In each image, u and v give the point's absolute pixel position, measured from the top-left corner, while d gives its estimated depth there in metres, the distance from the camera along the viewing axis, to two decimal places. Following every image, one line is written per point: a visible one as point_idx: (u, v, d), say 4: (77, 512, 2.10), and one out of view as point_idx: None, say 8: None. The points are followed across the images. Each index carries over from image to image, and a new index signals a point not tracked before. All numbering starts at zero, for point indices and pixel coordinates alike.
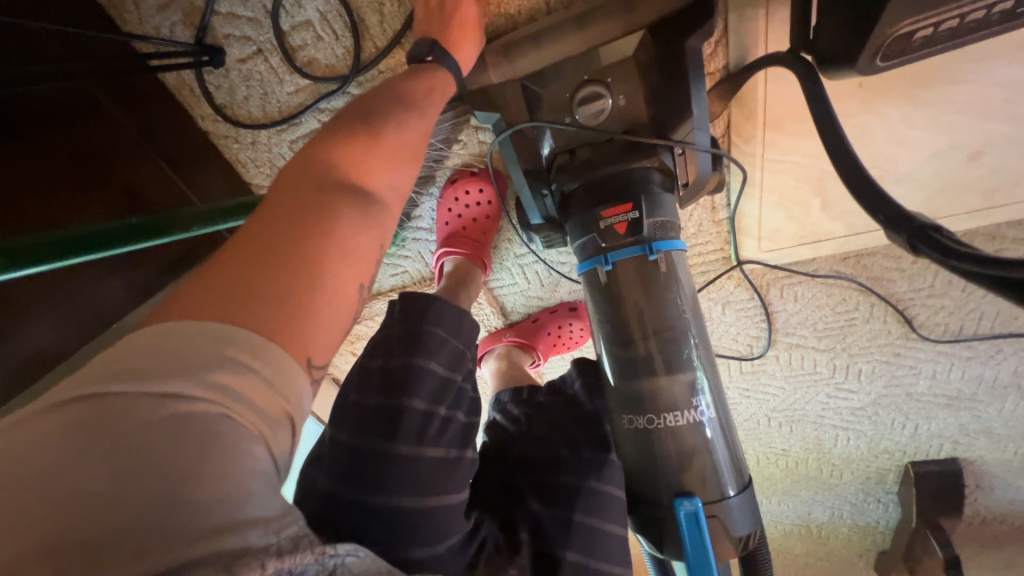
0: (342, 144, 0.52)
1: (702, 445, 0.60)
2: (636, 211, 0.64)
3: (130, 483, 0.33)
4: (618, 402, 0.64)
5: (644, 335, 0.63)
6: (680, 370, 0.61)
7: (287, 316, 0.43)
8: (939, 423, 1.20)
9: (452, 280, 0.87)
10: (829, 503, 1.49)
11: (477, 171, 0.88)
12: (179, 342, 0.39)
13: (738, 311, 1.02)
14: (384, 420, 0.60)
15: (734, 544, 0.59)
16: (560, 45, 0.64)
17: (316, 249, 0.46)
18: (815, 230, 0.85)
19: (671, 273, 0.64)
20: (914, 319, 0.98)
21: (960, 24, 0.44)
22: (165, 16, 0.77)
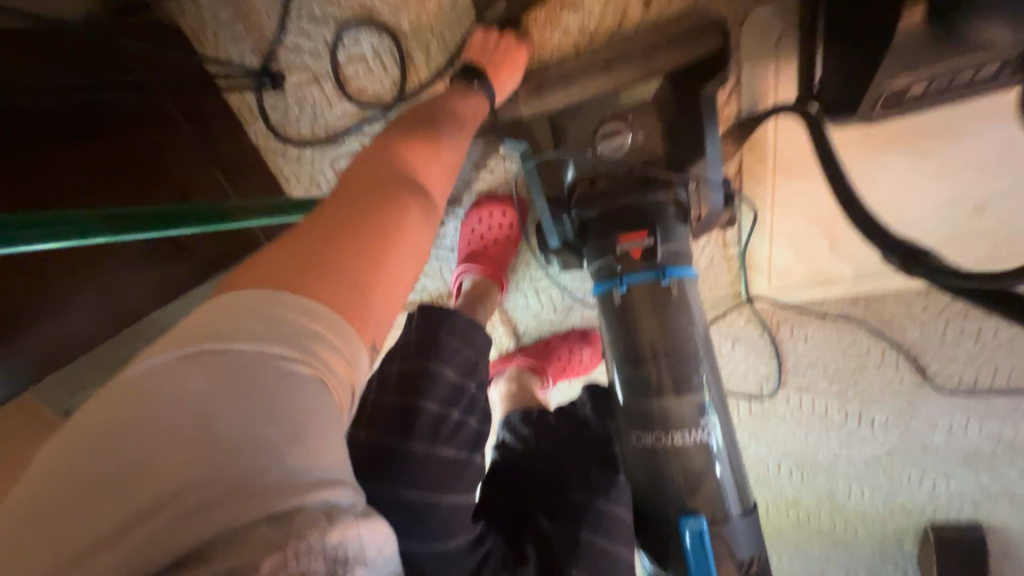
0: (409, 148, 0.57)
1: (707, 466, 0.61)
2: (651, 238, 0.68)
3: (240, 432, 0.36)
4: (626, 419, 0.66)
5: (654, 356, 0.65)
6: (689, 391, 0.63)
7: (366, 297, 0.46)
8: (959, 482, 1.16)
9: (470, 295, 0.91)
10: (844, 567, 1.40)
11: (501, 195, 0.94)
12: (262, 308, 0.41)
13: (748, 348, 1.03)
14: (399, 419, 0.63)
15: (737, 566, 0.60)
16: (586, 84, 0.71)
17: (393, 237, 0.50)
18: (824, 270, 0.87)
19: (682, 298, 0.67)
20: (926, 366, 0.98)
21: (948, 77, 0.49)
22: (239, 45, 0.88)
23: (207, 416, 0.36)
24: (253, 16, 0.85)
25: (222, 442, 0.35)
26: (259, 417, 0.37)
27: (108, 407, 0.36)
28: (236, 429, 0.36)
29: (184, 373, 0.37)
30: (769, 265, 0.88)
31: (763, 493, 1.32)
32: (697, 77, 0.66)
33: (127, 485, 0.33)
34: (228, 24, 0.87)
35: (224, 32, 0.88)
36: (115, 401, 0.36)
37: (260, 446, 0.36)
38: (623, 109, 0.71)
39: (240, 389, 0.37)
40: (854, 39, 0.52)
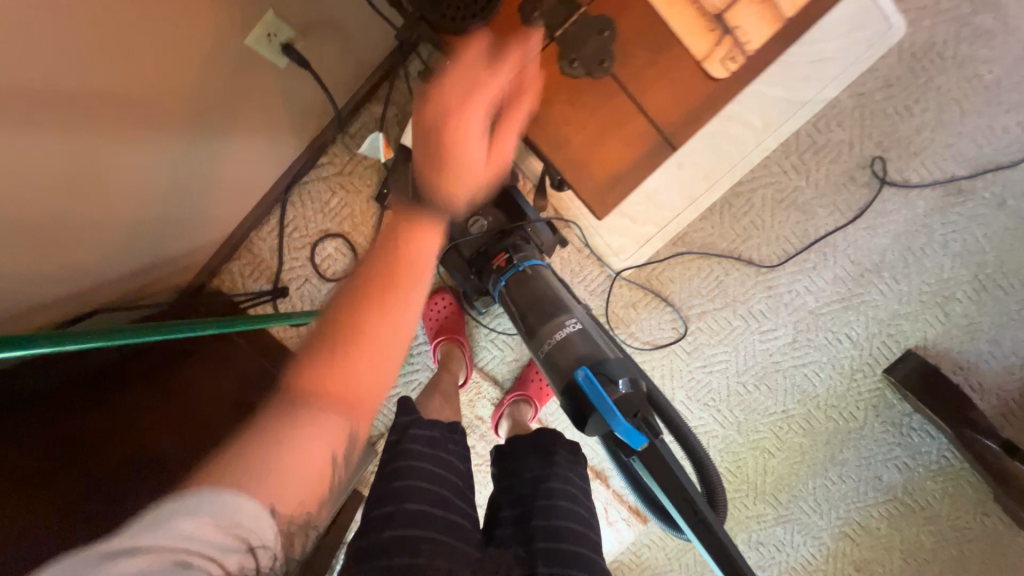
0: (322, 368, 0.58)
1: (585, 345, 0.98)
2: (508, 253, 1.18)
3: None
4: (536, 349, 1.07)
5: (531, 309, 1.09)
6: (557, 313, 1.07)
7: (284, 483, 0.55)
8: (860, 325, 1.47)
9: (445, 357, 1.35)
10: (880, 457, 1.53)
11: (440, 289, 1.43)
12: (186, 506, 0.51)
13: (645, 306, 1.45)
14: (394, 442, 0.94)
15: (621, 390, 0.90)
16: None
17: (287, 458, 0.55)
18: (641, 235, 1.36)
19: (535, 273, 1.14)
20: (751, 257, 1.44)
21: None
22: (259, 282, 1.42)
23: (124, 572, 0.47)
24: (263, 262, 1.42)
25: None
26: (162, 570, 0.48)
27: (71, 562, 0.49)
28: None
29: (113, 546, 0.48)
30: (610, 249, 1.38)
31: (759, 419, 1.53)
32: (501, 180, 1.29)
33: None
34: (249, 275, 1.43)
35: (248, 280, 1.43)
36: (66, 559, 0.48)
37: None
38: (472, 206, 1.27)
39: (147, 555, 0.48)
40: None
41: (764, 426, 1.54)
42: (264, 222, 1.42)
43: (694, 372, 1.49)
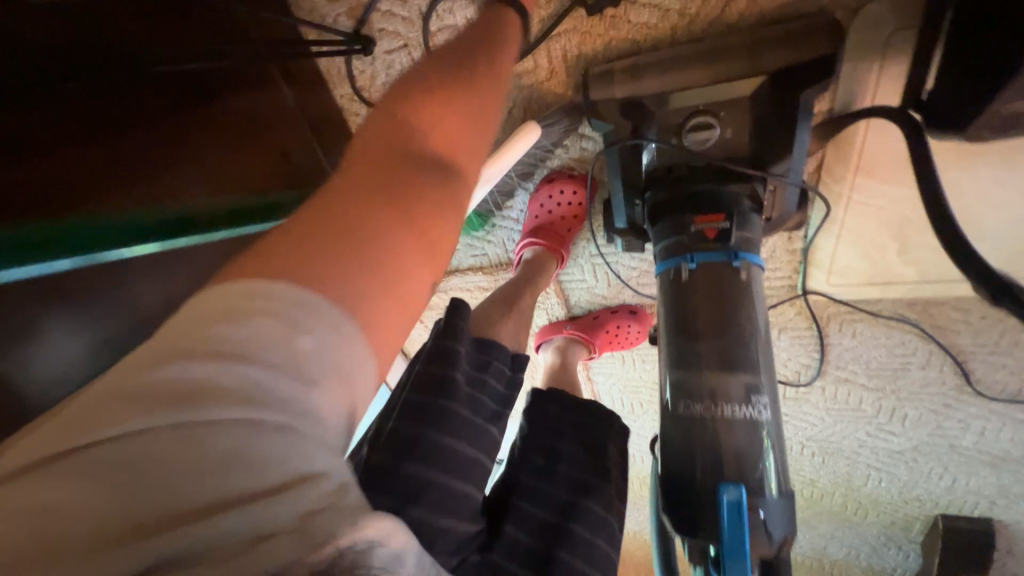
0: (414, 116, 0.52)
1: (752, 447, 0.60)
2: (727, 221, 0.68)
3: (174, 468, 0.32)
4: (674, 387, 0.66)
5: (707, 333, 0.66)
6: (741, 371, 0.63)
7: (356, 261, 0.42)
8: (979, 481, 1.20)
9: (531, 267, 0.98)
10: (847, 541, 1.51)
11: (575, 175, 0.94)
12: (304, 292, 0.39)
13: (793, 337, 1.07)
14: (427, 383, 0.67)
15: (769, 543, 0.57)
16: (679, 74, 0.71)
17: (404, 207, 0.46)
18: (887, 272, 0.88)
19: (749, 283, 0.67)
20: (972, 373, 1.00)
21: None
22: (333, 8, 0.86)
23: (222, 457, 0.33)
24: None
25: (252, 479, 0.33)
26: (277, 463, 0.34)
27: (79, 417, 0.34)
28: (270, 483, 0.33)
29: (193, 396, 0.34)
30: (831, 263, 0.90)
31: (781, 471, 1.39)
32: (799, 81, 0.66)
33: (144, 502, 0.31)
34: None
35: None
36: (116, 391, 0.34)
37: (280, 496, 0.33)
38: (712, 103, 0.71)
39: (250, 426, 0.34)
40: (976, 53, 0.50)
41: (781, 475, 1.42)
42: None
43: None
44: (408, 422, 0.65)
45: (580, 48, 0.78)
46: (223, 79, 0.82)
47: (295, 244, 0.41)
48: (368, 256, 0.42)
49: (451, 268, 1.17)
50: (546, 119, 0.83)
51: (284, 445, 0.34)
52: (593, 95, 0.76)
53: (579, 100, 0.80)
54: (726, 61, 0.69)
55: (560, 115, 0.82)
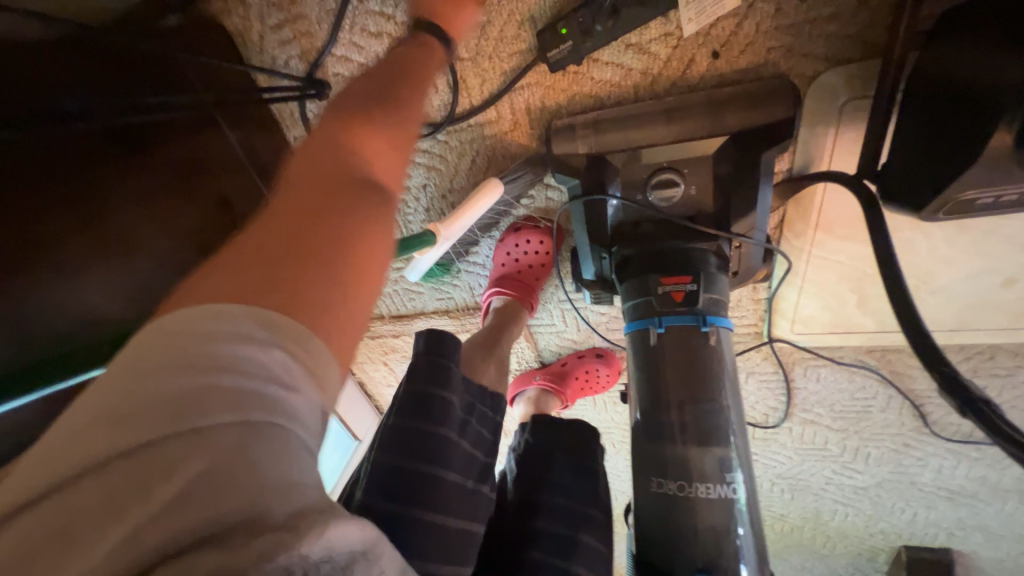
0: (350, 139, 0.52)
1: (730, 531, 0.57)
2: (694, 283, 0.66)
3: (171, 476, 0.31)
4: (646, 463, 0.63)
5: (681, 402, 0.63)
6: (715, 443, 0.61)
7: (316, 271, 0.42)
8: (938, 513, 1.23)
9: (498, 321, 0.91)
10: (817, 571, 1.51)
11: (540, 225, 0.92)
12: (269, 315, 0.38)
13: (760, 381, 1.07)
14: (412, 444, 0.59)
15: None
16: (640, 132, 0.69)
17: (349, 226, 0.46)
18: (847, 321, 0.90)
19: (719, 348, 0.65)
20: (928, 415, 1.02)
21: (1007, 202, 0.48)
22: (284, 50, 0.81)
23: (220, 462, 0.32)
24: (301, 19, 0.78)
25: (248, 489, 0.32)
26: (272, 461, 0.34)
27: (70, 431, 0.32)
28: (268, 485, 0.33)
29: (184, 407, 0.33)
30: (795, 312, 0.91)
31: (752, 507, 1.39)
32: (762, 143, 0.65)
33: (146, 510, 0.30)
34: (274, 26, 0.79)
35: (271, 38, 0.80)
36: (100, 407, 0.33)
37: (278, 496, 0.33)
38: (677, 159, 0.69)
39: (242, 431, 0.34)
40: (928, 138, 0.50)
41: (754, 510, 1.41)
42: None
43: None
44: (385, 494, 0.57)
45: (544, 101, 0.75)
46: (165, 127, 0.74)
47: (245, 272, 0.40)
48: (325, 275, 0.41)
49: (416, 311, 1.12)
50: (508, 172, 0.80)
51: (280, 443, 0.35)
52: (556, 148, 0.72)
53: (543, 153, 0.79)
54: (689, 120, 0.67)
55: (523, 169, 0.80)
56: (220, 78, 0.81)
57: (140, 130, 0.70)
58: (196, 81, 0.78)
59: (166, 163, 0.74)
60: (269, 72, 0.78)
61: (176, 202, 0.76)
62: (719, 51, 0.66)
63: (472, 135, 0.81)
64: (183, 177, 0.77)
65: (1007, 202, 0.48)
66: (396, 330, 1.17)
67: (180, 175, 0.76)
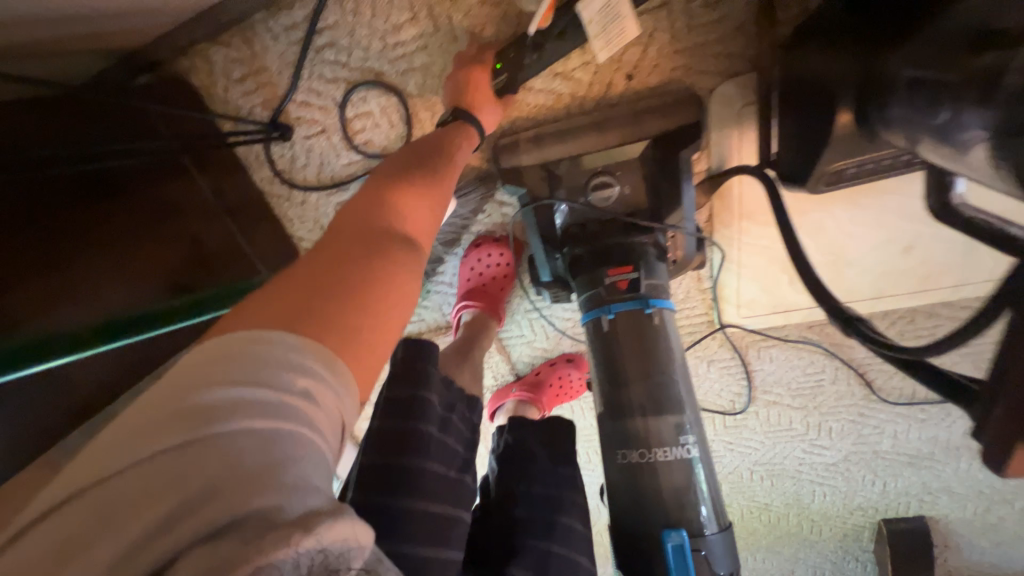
0: (375, 194, 0.56)
1: (688, 488, 0.62)
2: (635, 272, 0.72)
3: (200, 469, 0.34)
4: (610, 438, 0.68)
5: (635, 378, 0.69)
6: (668, 411, 0.66)
7: (329, 320, 0.44)
8: (906, 481, 1.26)
9: (468, 331, 0.95)
10: (811, 564, 1.39)
11: (498, 237, 0.98)
12: (290, 346, 0.41)
13: (721, 368, 1.14)
14: (395, 442, 0.62)
15: None
16: (578, 143, 0.79)
17: (362, 283, 0.47)
18: (784, 301, 0.99)
19: (663, 327, 0.71)
20: (873, 381, 1.12)
21: (867, 169, 0.59)
22: (248, 99, 0.88)
23: (241, 461, 0.35)
24: (263, 70, 0.85)
25: (265, 485, 0.35)
26: (289, 464, 0.36)
27: (116, 428, 0.36)
28: (284, 481, 0.35)
29: (216, 412, 0.36)
30: (738, 296, 1.00)
31: (734, 500, 1.36)
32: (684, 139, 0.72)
33: (172, 502, 0.33)
34: (238, 79, 0.86)
35: (235, 89, 0.87)
36: (145, 412, 0.36)
37: (292, 492, 0.35)
38: (610, 165, 0.77)
39: (269, 434, 0.37)
40: (801, 123, 0.60)
41: (737, 505, 1.37)
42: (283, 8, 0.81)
43: (715, 444, 1.28)
44: (375, 489, 0.61)
45: (489, 126, 0.85)
46: (137, 174, 0.81)
47: (277, 301, 0.44)
48: (353, 326, 0.45)
49: None
50: (460, 188, 0.91)
51: (296, 448, 0.38)
52: (503, 161, 0.81)
53: (490, 170, 0.89)
54: (614, 129, 0.77)
55: (473, 184, 0.90)
56: (192, 125, 0.87)
57: (111, 173, 0.78)
58: (174, 130, 0.86)
59: (135, 206, 0.79)
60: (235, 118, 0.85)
61: (150, 246, 0.80)
62: (632, 73, 0.78)
63: None
64: (153, 220, 0.81)
65: (868, 169, 0.58)
66: None
67: (155, 219, 0.81)
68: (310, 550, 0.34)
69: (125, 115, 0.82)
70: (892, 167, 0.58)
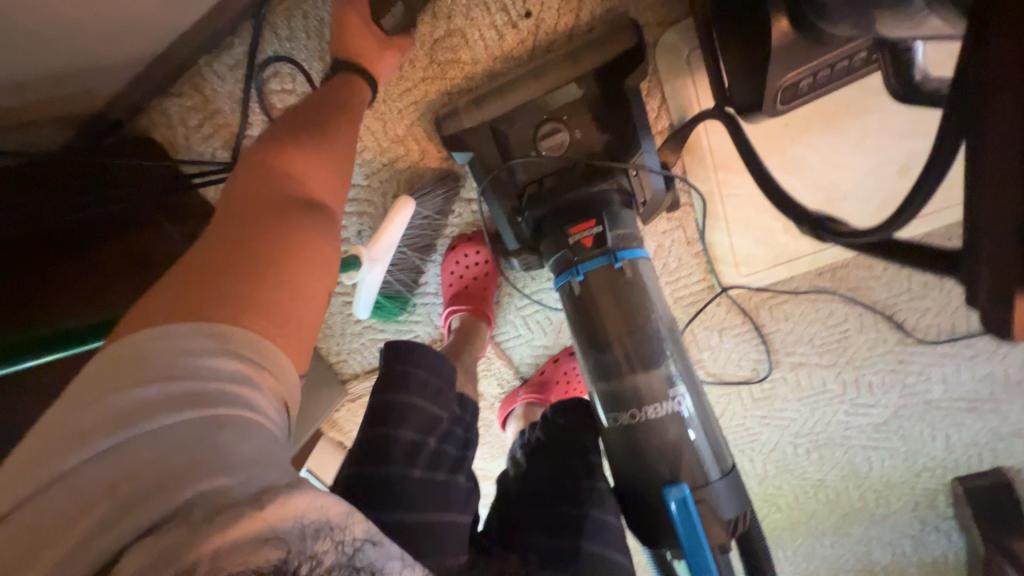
0: (273, 170, 0.60)
1: (685, 438, 0.63)
2: (599, 225, 0.68)
3: (144, 464, 0.37)
4: (602, 402, 0.68)
5: (619, 337, 0.67)
6: (656, 365, 0.66)
7: (250, 284, 0.48)
8: (969, 431, 1.10)
9: (458, 336, 0.92)
10: (886, 540, 1.21)
11: (472, 235, 0.97)
12: (212, 329, 0.44)
13: (734, 336, 1.07)
14: (379, 453, 0.58)
15: (725, 526, 0.62)
16: (518, 93, 0.74)
17: (276, 246, 0.52)
18: (785, 250, 0.95)
19: (637, 278, 0.68)
20: (906, 323, 1.03)
21: (825, 78, 0.55)
22: (209, 144, 0.91)
23: (184, 451, 0.37)
24: (218, 114, 0.89)
25: (212, 466, 0.37)
26: (232, 446, 0.39)
27: (50, 443, 0.38)
28: (232, 462, 0.38)
29: (151, 413, 0.39)
30: (734, 255, 0.96)
31: (784, 480, 1.22)
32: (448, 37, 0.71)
33: (125, 494, 0.35)
34: (196, 126, 0.90)
35: (195, 136, 0.90)
36: (75, 425, 0.38)
37: (242, 471, 0.38)
38: (557, 110, 0.74)
39: (204, 423, 0.39)
40: (742, 38, 0.56)
41: (788, 485, 1.22)
42: (226, 47, 0.85)
43: (747, 421, 1.17)
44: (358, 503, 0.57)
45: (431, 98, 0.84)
46: (106, 224, 0.83)
47: (193, 287, 0.47)
48: (273, 286, 0.49)
49: None
50: (421, 187, 0.89)
51: (235, 430, 0.40)
52: (445, 126, 0.77)
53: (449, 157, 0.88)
54: (552, 72, 0.72)
55: (436, 184, 0.88)
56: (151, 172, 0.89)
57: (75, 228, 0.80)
58: (134, 176, 0.87)
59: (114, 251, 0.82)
60: (196, 162, 0.87)
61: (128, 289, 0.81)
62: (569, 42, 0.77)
63: (389, 172, 0.90)
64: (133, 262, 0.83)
65: (823, 79, 0.55)
66: None
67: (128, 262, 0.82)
68: (278, 525, 0.35)
69: (87, 171, 0.84)
70: (850, 69, 0.54)
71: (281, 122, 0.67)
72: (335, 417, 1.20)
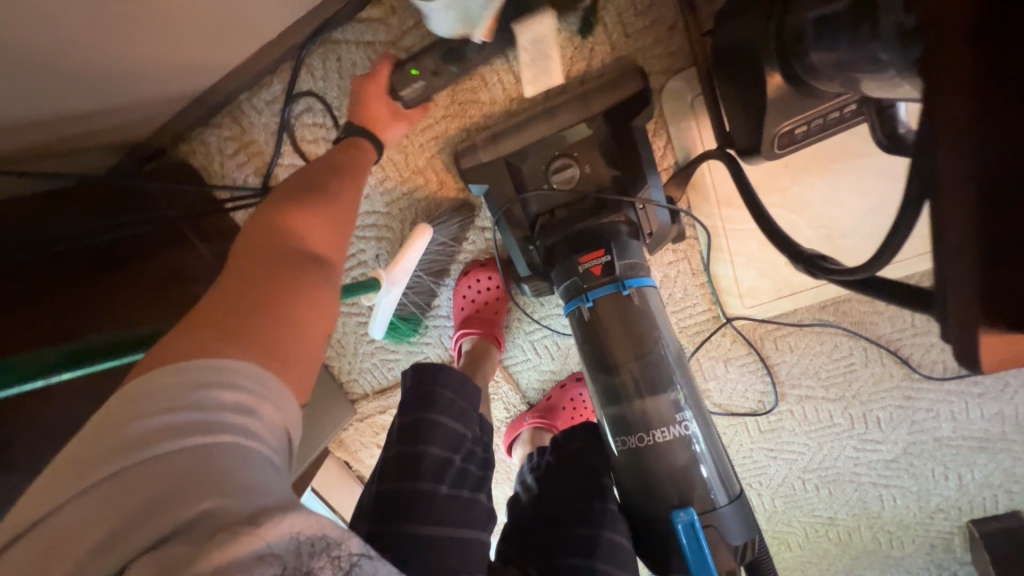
0: (283, 214, 0.63)
1: (693, 462, 0.64)
2: (608, 255, 0.71)
3: (147, 489, 0.37)
4: (611, 426, 0.69)
5: (627, 362, 0.70)
6: (663, 390, 0.68)
7: (255, 321, 0.50)
8: (983, 470, 1.08)
9: (469, 358, 0.95)
10: None
11: (484, 261, 1.01)
12: (217, 359, 0.45)
13: (739, 367, 1.08)
14: (403, 468, 0.61)
15: (732, 552, 0.63)
16: (532, 133, 0.79)
17: (283, 286, 0.54)
18: (788, 282, 0.98)
19: (645, 305, 0.71)
20: (911, 359, 1.04)
21: (818, 126, 0.59)
22: (242, 171, 0.97)
23: (185, 477, 0.38)
24: (253, 144, 0.96)
25: (212, 488, 0.37)
26: (233, 472, 0.39)
27: (63, 469, 0.39)
28: (235, 483, 0.38)
29: (153, 440, 0.39)
30: (738, 287, 0.99)
31: (793, 517, 1.20)
32: (457, 73, 0.82)
33: (126, 519, 0.36)
34: (231, 154, 0.97)
35: (229, 163, 0.97)
36: (86, 453, 0.39)
37: (242, 492, 0.38)
38: (567, 147, 0.78)
39: (206, 448, 0.39)
40: (740, 89, 0.61)
41: (798, 522, 1.20)
42: (265, 85, 0.92)
43: (753, 453, 1.16)
44: (383, 515, 0.58)
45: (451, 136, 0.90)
46: (145, 243, 0.88)
47: (204, 321, 0.48)
48: (277, 324, 0.51)
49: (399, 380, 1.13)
50: (438, 215, 0.94)
51: (236, 456, 0.40)
52: (464, 162, 0.82)
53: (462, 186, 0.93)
54: (564, 114, 0.78)
55: (452, 214, 0.93)
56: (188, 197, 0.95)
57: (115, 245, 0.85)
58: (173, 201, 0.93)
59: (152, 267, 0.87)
60: (231, 188, 0.93)
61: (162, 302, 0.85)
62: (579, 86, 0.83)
63: (407, 201, 0.95)
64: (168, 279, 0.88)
65: (817, 127, 0.59)
66: (382, 405, 1.16)
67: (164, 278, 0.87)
68: (275, 539, 0.36)
69: (130, 196, 0.91)
70: (841, 118, 0.58)
71: (297, 175, 0.71)
72: (343, 436, 1.21)
